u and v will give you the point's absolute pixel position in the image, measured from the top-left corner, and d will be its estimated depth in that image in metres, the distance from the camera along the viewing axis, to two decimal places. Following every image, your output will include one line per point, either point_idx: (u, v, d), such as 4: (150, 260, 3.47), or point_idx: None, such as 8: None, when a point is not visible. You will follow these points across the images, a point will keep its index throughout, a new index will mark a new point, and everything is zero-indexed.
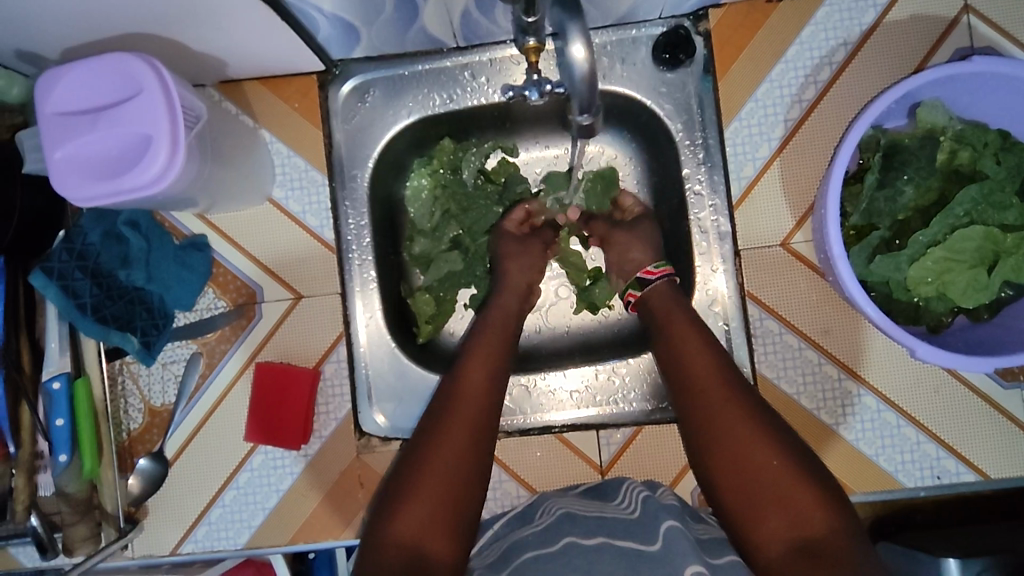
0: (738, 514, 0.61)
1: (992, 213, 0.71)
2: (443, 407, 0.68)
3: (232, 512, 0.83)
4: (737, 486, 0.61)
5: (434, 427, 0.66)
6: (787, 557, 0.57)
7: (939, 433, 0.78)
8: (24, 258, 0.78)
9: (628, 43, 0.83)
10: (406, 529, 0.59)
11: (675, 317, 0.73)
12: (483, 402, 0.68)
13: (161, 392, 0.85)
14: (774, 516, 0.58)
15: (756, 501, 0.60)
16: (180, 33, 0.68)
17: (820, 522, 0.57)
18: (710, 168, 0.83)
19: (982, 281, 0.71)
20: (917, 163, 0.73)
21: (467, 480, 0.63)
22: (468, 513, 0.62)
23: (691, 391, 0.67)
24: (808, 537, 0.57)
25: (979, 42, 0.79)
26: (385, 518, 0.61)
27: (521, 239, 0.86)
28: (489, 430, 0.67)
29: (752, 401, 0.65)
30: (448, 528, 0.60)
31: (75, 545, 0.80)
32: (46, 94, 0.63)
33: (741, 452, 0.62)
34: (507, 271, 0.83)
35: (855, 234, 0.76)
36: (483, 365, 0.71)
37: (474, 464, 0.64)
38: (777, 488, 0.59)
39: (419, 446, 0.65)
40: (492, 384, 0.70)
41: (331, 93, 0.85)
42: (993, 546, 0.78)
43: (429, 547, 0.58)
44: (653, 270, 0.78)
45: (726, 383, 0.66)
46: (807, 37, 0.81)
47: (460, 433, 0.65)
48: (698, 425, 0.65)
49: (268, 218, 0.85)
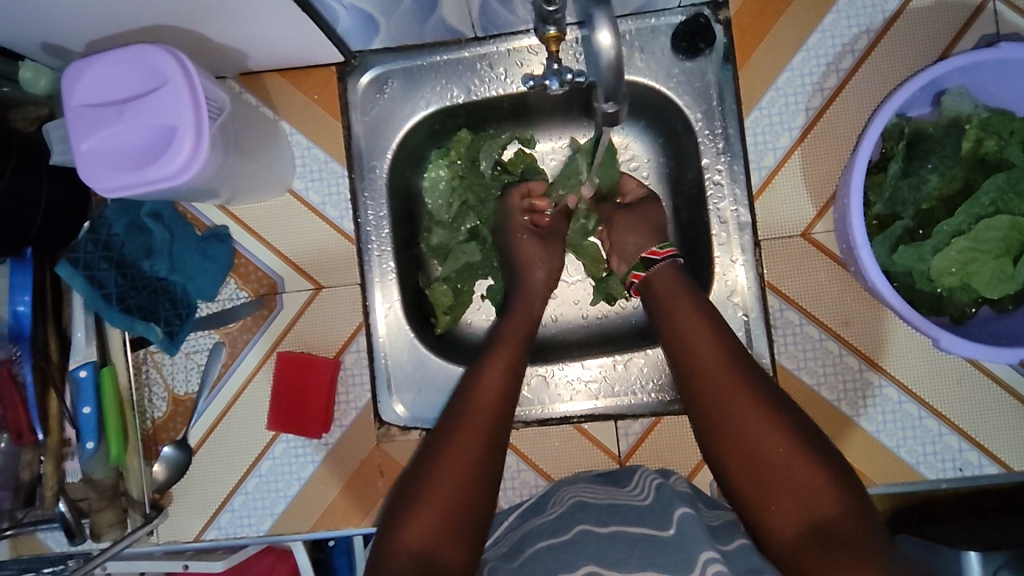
0: (750, 500, 0.61)
1: (1018, 202, 0.69)
2: (455, 412, 0.67)
3: (254, 500, 0.85)
4: (748, 472, 0.61)
5: (445, 430, 0.65)
6: (797, 540, 0.57)
7: (961, 425, 0.78)
8: (51, 249, 0.80)
9: (648, 32, 0.82)
10: (418, 534, 0.59)
11: (681, 300, 0.72)
12: (496, 405, 0.67)
13: (185, 380, 0.86)
14: (786, 499, 0.59)
15: (768, 485, 0.60)
16: (204, 25, 0.68)
17: (833, 505, 0.57)
18: (731, 158, 0.82)
19: (1008, 271, 0.69)
20: (941, 152, 0.72)
21: (477, 481, 0.62)
22: (479, 513, 0.61)
23: (711, 407, 0.65)
24: (818, 519, 0.57)
25: (1005, 29, 0.78)
26: (397, 520, 0.60)
27: (542, 239, 0.84)
28: (504, 429, 0.67)
29: (757, 382, 0.65)
30: (458, 534, 0.60)
31: (102, 530, 0.81)
32: (72, 85, 0.64)
33: (754, 440, 0.61)
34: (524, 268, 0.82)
35: (878, 223, 0.76)
36: (499, 365, 0.70)
37: (487, 469, 0.63)
38: (792, 478, 0.59)
39: (431, 449, 0.64)
40: (506, 387, 0.69)
41: (350, 85, 0.85)
42: (1016, 539, 0.78)
43: (441, 556, 0.58)
44: (659, 250, 0.78)
45: (731, 367, 0.66)
46: (828, 25, 0.80)
47: (472, 428, 0.65)
48: (715, 427, 0.64)
49: (288, 209, 0.86)
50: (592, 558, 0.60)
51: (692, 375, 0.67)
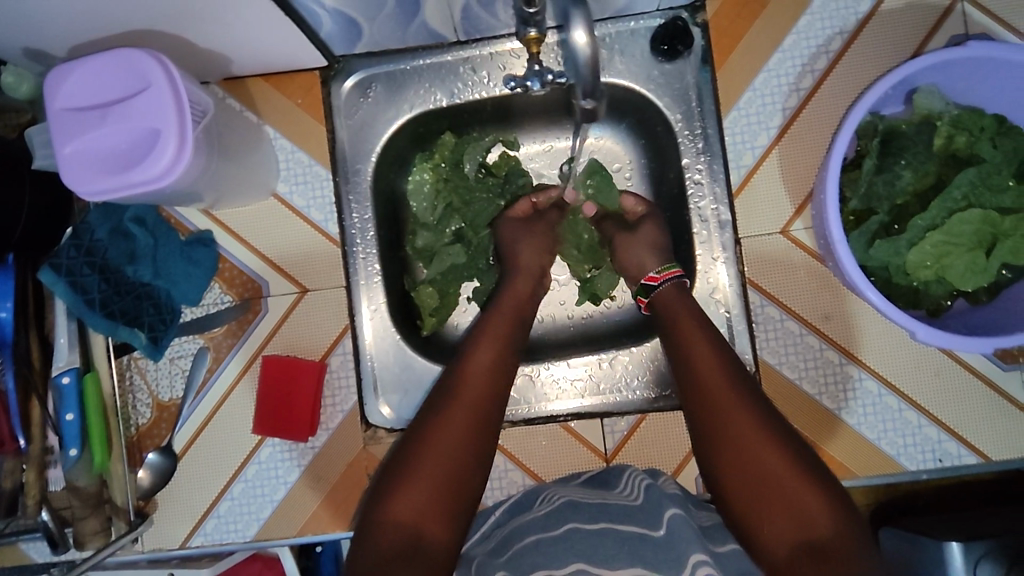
0: (740, 504, 0.62)
1: (988, 196, 0.72)
2: (447, 390, 0.67)
3: (240, 505, 0.84)
4: (745, 485, 0.62)
5: (437, 410, 0.66)
6: (790, 558, 0.58)
7: (941, 416, 0.79)
8: (34, 255, 0.79)
9: (627, 35, 0.84)
10: (406, 509, 0.60)
11: (683, 317, 0.74)
12: (488, 384, 0.68)
13: (169, 387, 0.85)
14: (781, 518, 0.59)
15: (764, 502, 0.61)
16: (187, 29, 0.69)
17: (828, 525, 0.58)
18: (710, 158, 0.83)
19: (980, 263, 0.71)
20: (914, 148, 0.74)
21: (467, 459, 0.63)
22: (467, 492, 0.62)
23: (706, 399, 0.67)
24: (813, 538, 0.58)
25: (974, 29, 0.80)
26: (386, 495, 0.61)
27: (528, 225, 0.85)
28: (496, 411, 0.67)
29: (754, 397, 0.66)
30: (445, 510, 0.60)
31: (86, 539, 0.80)
32: (54, 90, 0.64)
33: (753, 455, 0.62)
34: (519, 255, 0.82)
35: (855, 219, 0.77)
36: (492, 347, 0.71)
37: (476, 447, 0.64)
38: (787, 495, 0.60)
39: (417, 430, 0.65)
40: (498, 368, 0.69)
41: (334, 89, 0.86)
42: (996, 530, 0.79)
43: (426, 530, 0.59)
44: (658, 275, 0.79)
45: (729, 373, 0.67)
46: (803, 26, 0.82)
47: (465, 406, 0.66)
48: (713, 429, 0.65)
49: (273, 213, 0.86)
50: (580, 556, 0.61)
51: (694, 386, 0.68)
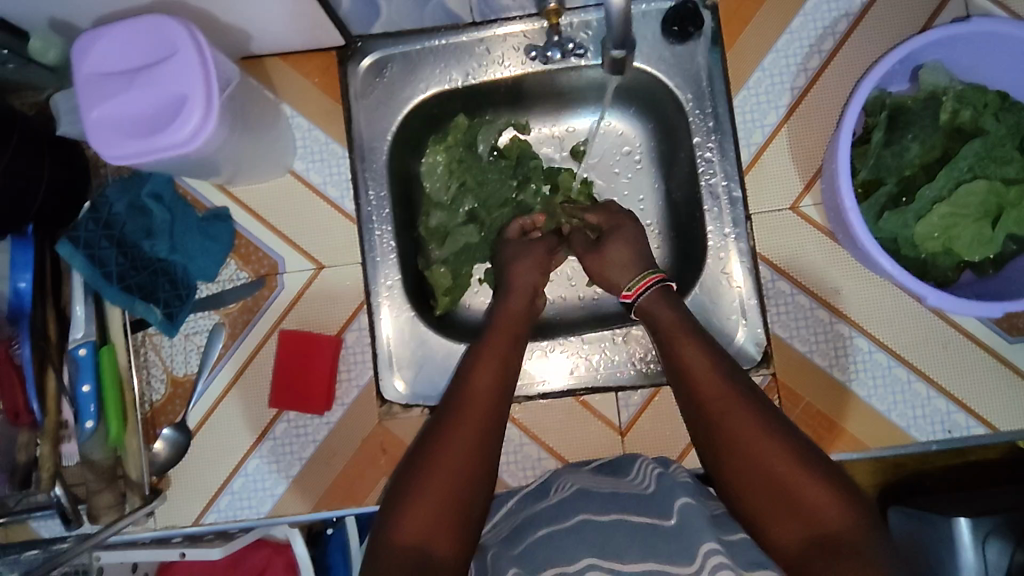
0: (748, 507, 0.61)
1: (993, 167, 0.73)
2: (449, 411, 0.67)
3: (255, 481, 0.84)
4: (749, 484, 0.61)
5: (440, 430, 0.65)
6: (801, 554, 0.57)
7: (950, 388, 0.80)
8: (52, 229, 0.80)
9: (639, 17, 0.86)
10: (411, 532, 0.59)
11: (675, 324, 0.72)
12: (492, 401, 0.67)
13: (184, 362, 0.86)
14: (787, 516, 0.59)
15: (771, 500, 0.60)
16: (211, 3, 0.70)
17: (837, 518, 0.57)
18: (721, 136, 0.85)
19: (987, 234, 0.73)
20: (921, 123, 0.76)
21: (473, 476, 0.62)
22: (474, 508, 0.62)
23: (704, 408, 0.65)
24: (823, 534, 0.57)
25: (976, 10, 0.83)
26: (391, 518, 0.61)
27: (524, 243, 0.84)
28: (500, 425, 0.67)
29: (755, 399, 0.65)
30: (452, 529, 0.60)
31: (99, 512, 0.79)
32: (83, 55, 0.65)
33: (757, 454, 0.61)
34: (513, 274, 0.80)
35: (864, 191, 0.79)
36: (494, 363, 0.70)
37: (481, 463, 0.63)
38: (793, 492, 0.59)
39: (421, 452, 0.64)
40: (500, 384, 0.69)
41: (351, 68, 0.87)
42: (1005, 504, 0.81)
43: (433, 550, 0.59)
44: (630, 292, 0.76)
45: (727, 378, 0.66)
46: (810, 9, 0.84)
47: (467, 425, 0.65)
48: (715, 433, 0.64)
49: (290, 190, 0.87)
50: (591, 549, 0.60)
51: (691, 391, 0.67)
